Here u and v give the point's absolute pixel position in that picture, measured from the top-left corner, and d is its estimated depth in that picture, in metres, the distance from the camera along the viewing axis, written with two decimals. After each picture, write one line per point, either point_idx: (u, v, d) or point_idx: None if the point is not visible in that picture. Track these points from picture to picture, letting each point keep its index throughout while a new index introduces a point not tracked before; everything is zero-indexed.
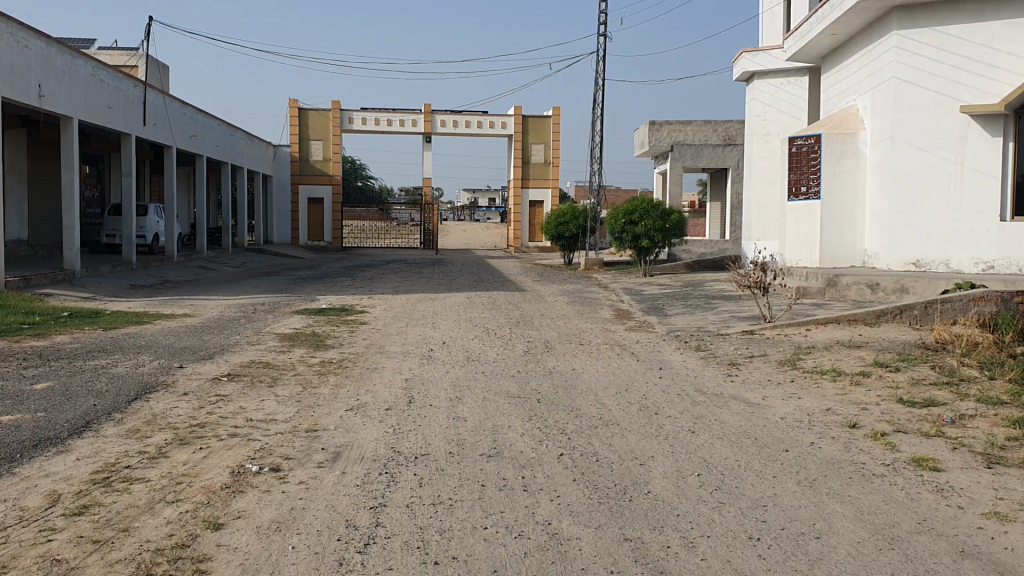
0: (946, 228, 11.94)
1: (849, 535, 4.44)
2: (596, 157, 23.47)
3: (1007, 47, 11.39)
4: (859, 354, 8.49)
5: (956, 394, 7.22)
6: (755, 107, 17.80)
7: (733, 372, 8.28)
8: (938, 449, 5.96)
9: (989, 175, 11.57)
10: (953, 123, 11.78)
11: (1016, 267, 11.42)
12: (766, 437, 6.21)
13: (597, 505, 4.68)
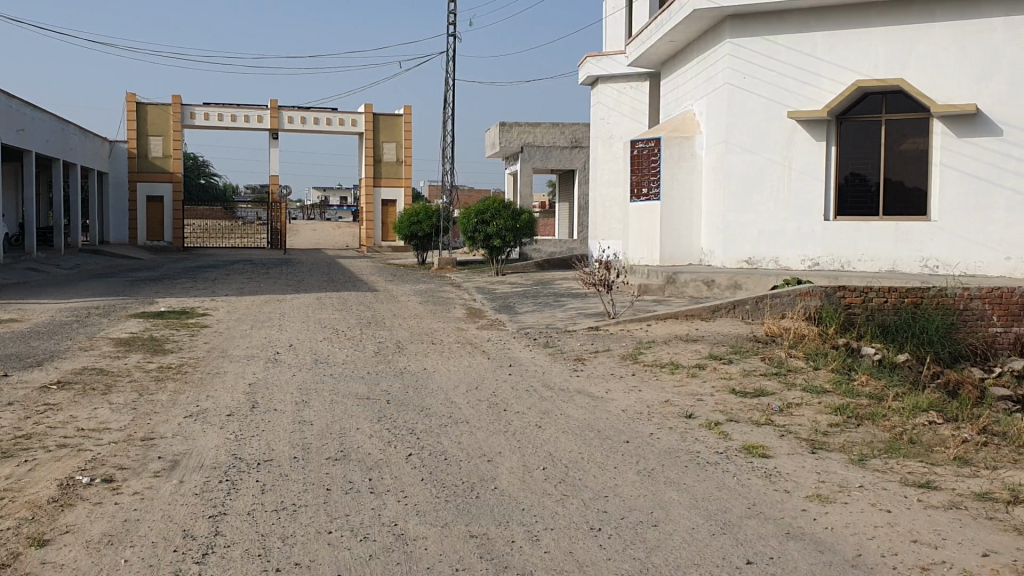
0: (776, 227, 12.61)
1: (684, 522, 4.63)
2: (446, 156, 23.51)
3: (829, 56, 12.13)
4: (696, 347, 8.87)
5: (784, 384, 7.66)
6: (599, 110, 18.25)
7: (579, 368, 8.48)
8: (767, 437, 6.31)
9: (813, 177, 12.29)
10: (781, 128, 12.44)
11: (839, 263, 12.24)
12: (609, 429, 6.40)
13: (443, 503, 4.70)
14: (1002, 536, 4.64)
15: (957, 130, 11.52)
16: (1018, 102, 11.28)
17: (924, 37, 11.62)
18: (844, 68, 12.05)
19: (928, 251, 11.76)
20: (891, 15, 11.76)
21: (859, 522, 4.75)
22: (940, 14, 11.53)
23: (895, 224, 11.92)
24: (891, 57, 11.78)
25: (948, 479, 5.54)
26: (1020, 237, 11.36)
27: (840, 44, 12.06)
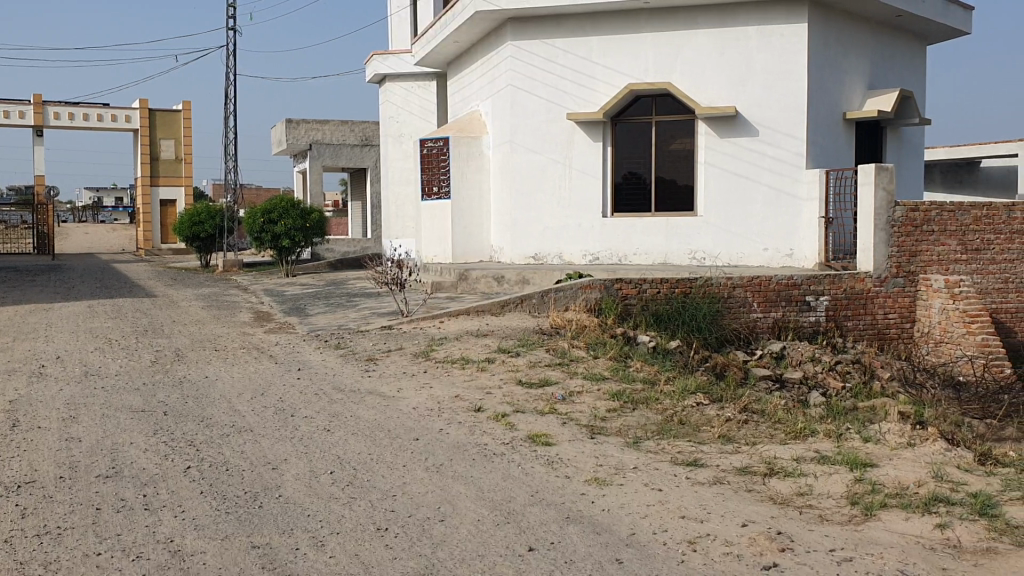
0: (559, 224, 13.05)
1: (470, 514, 4.72)
2: (229, 154, 22.70)
3: (603, 60, 12.67)
4: (485, 342, 9.05)
5: (567, 373, 7.97)
6: (388, 109, 18.20)
7: (369, 367, 8.44)
8: (551, 425, 6.53)
9: (591, 176, 12.83)
10: (561, 129, 12.90)
11: (617, 257, 12.83)
12: (399, 427, 6.42)
13: (223, 515, 4.56)
14: (759, 506, 5.05)
15: (719, 131, 12.37)
16: (772, 105, 12.23)
17: (688, 44, 12.37)
18: (618, 72, 12.64)
19: (696, 244, 12.55)
20: (659, 22, 12.45)
21: (634, 502, 5.02)
22: (702, 21, 12.32)
23: (667, 219, 12.62)
24: (659, 62, 12.47)
25: (713, 456, 5.97)
26: (776, 230, 12.32)
27: (613, 48, 12.63)
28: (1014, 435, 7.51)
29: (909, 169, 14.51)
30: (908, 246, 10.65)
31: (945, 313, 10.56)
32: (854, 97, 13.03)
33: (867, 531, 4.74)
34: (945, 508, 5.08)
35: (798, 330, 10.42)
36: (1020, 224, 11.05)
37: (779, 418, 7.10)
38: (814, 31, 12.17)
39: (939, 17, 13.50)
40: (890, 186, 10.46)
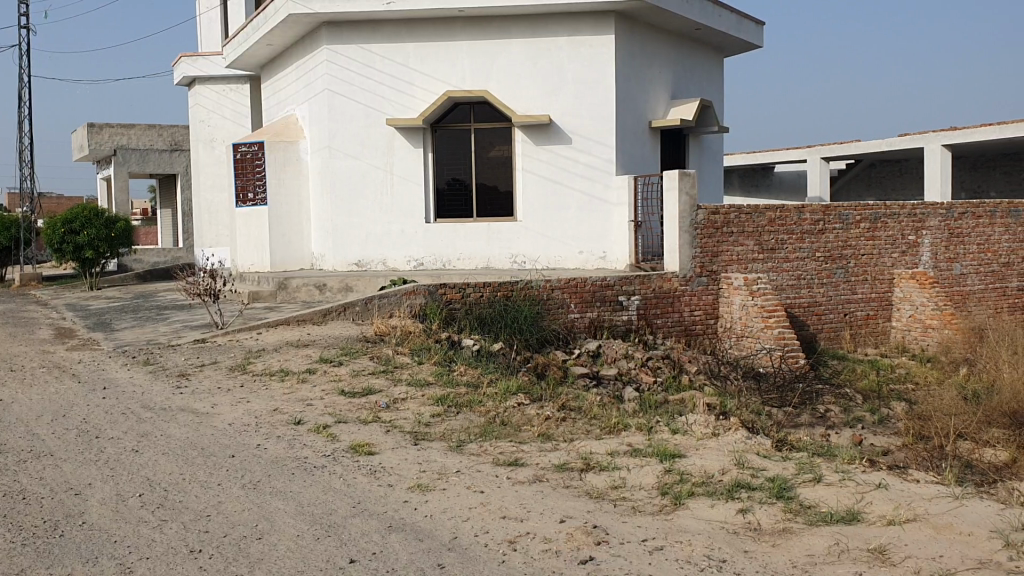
0: (381, 230, 12.97)
1: (289, 530, 4.63)
2: (24, 161, 21.20)
3: (420, 66, 12.71)
4: (306, 352, 8.87)
5: (390, 380, 7.94)
6: (198, 112, 17.52)
7: (182, 383, 8.09)
8: (373, 434, 6.49)
9: (412, 181, 12.84)
10: (379, 134, 12.82)
11: (440, 262, 12.89)
12: (213, 445, 6.20)
13: (20, 548, 4.27)
14: (576, 501, 5.22)
15: (535, 138, 12.65)
16: (584, 113, 12.64)
17: (503, 53, 12.60)
18: (435, 78, 12.71)
19: (516, 247, 12.80)
20: (474, 30, 12.60)
21: (455, 506, 5.07)
22: (516, 31, 12.56)
23: (487, 224, 12.80)
24: (475, 70, 12.63)
25: (533, 455, 6.12)
26: (591, 233, 12.75)
27: (429, 55, 12.68)
28: (808, 421, 8.10)
29: (710, 174, 15.34)
30: (710, 247, 11.26)
31: (745, 309, 11.16)
32: (659, 106, 13.67)
33: (677, 519, 4.98)
34: (746, 493, 5.41)
35: (613, 328, 10.77)
36: (809, 225, 11.90)
37: (595, 414, 7.35)
38: (622, 43, 12.67)
39: (733, 31, 14.36)
40: (692, 191, 11.02)
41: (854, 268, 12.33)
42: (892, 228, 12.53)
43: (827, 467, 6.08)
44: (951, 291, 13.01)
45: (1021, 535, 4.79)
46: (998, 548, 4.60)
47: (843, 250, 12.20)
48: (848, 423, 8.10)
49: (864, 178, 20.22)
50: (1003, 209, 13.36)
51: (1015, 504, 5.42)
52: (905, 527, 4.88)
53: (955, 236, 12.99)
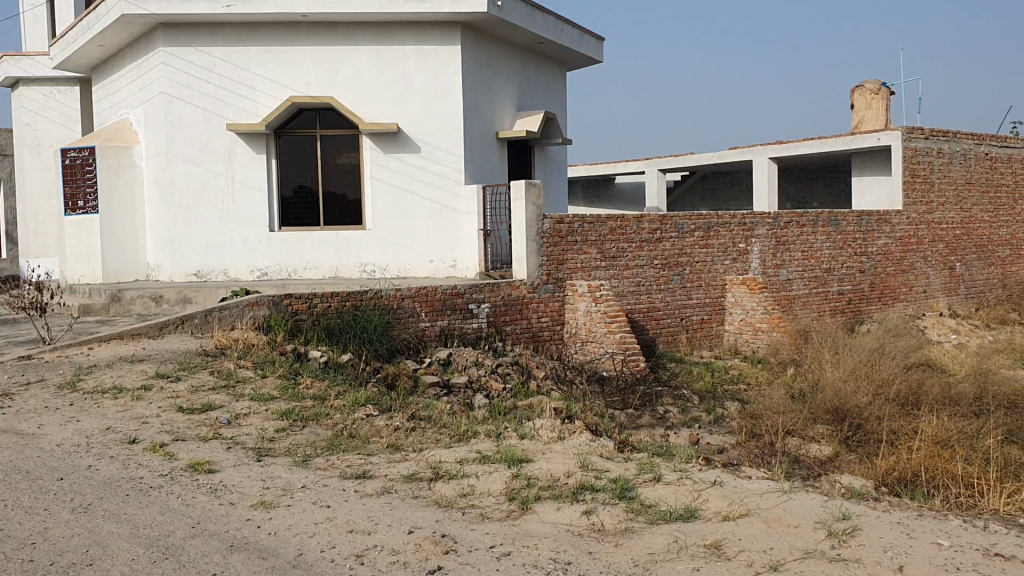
0: (222, 239, 12.56)
1: (124, 554, 4.42)
2: None
3: (263, 71, 12.40)
4: (141, 368, 8.47)
5: (232, 395, 7.68)
6: (21, 115, 16.47)
7: (4, 404, 7.57)
8: (214, 451, 6.28)
9: (255, 189, 12.52)
10: (220, 140, 12.43)
11: (285, 272, 12.60)
12: (39, 468, 5.84)
13: None
14: (424, 511, 5.20)
15: (381, 146, 12.56)
16: (431, 122, 12.66)
17: (348, 60, 12.45)
18: (277, 84, 12.43)
19: (364, 256, 12.67)
20: (318, 36, 12.40)
21: (301, 521, 4.97)
22: (361, 38, 12.45)
23: (334, 232, 12.61)
24: (320, 76, 12.43)
25: (381, 467, 6.07)
26: (439, 241, 12.78)
27: (271, 60, 12.39)
28: (649, 422, 8.36)
29: (554, 184, 15.65)
30: (555, 255, 11.48)
31: (590, 314, 11.42)
32: (505, 117, 13.85)
33: (523, 524, 5.05)
34: (590, 494, 5.55)
35: (462, 336, 10.78)
36: (647, 233, 12.33)
37: (444, 423, 7.36)
38: (467, 53, 12.77)
39: (575, 45, 14.73)
40: (538, 201, 11.21)
41: (690, 274, 12.85)
42: (724, 236, 13.14)
43: (666, 466, 6.32)
44: (778, 296, 13.74)
45: (841, 524, 5.10)
46: (822, 538, 4.88)
47: (679, 257, 12.71)
48: (687, 423, 8.40)
49: (698, 190, 21.13)
50: (824, 218, 14.23)
51: (837, 496, 5.77)
52: (738, 522, 5.12)
53: (781, 243, 13.75)
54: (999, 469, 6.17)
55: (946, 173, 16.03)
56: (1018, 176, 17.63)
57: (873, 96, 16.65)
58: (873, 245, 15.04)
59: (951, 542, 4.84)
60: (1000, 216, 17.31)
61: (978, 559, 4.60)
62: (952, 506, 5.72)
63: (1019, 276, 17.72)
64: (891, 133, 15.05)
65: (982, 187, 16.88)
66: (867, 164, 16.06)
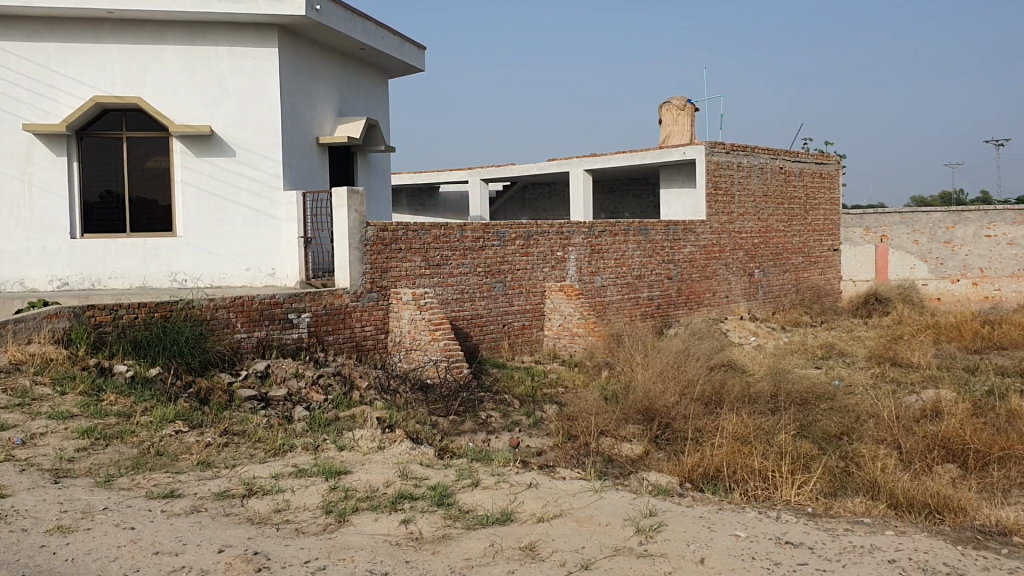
0: (18, 247, 11.74)
1: None
2: None
3: (64, 69, 11.66)
4: None
5: (27, 414, 7.18)
6: None
7: None
8: (5, 475, 5.84)
9: (56, 194, 11.78)
10: (15, 141, 11.62)
11: (89, 281, 11.92)
12: None
13: None
14: (237, 529, 5.05)
15: (194, 150, 12.10)
16: (247, 126, 12.31)
17: (157, 60, 11.90)
18: (81, 83, 11.72)
19: (176, 264, 12.16)
20: (125, 33, 11.78)
21: (101, 546, 4.71)
22: (171, 37, 11.94)
23: (143, 239, 12.04)
24: (127, 76, 11.81)
25: (191, 484, 5.84)
26: (256, 249, 12.44)
27: (73, 57, 11.66)
28: (470, 428, 8.42)
29: (377, 192, 15.53)
30: (379, 263, 11.38)
31: (414, 322, 11.37)
32: (325, 123, 13.65)
33: (339, 537, 4.99)
34: (408, 503, 5.54)
35: (281, 347, 10.39)
36: (470, 242, 12.44)
37: (259, 437, 7.16)
38: (285, 57, 12.51)
39: (395, 52, 14.71)
40: (360, 209, 11.09)
41: (511, 282, 13.06)
42: (543, 245, 13.45)
43: (484, 471, 6.41)
44: (593, 301, 14.19)
45: (649, 520, 5.32)
46: (630, 535, 5.08)
47: (501, 265, 12.90)
48: (507, 428, 8.53)
49: (519, 199, 21.49)
50: (635, 227, 14.84)
51: (644, 493, 6.02)
52: (552, 523, 5.26)
53: (596, 252, 14.22)
54: (793, 462, 6.62)
55: (746, 186, 17.08)
56: (808, 189, 18.98)
57: (680, 112, 17.50)
58: (680, 253, 15.80)
59: (747, 533, 5.14)
60: (794, 226, 18.58)
61: (771, 548, 4.91)
62: (750, 498, 6.10)
63: (811, 282, 19.09)
64: (696, 147, 15.89)
65: (777, 199, 18.07)
66: (675, 176, 16.87)
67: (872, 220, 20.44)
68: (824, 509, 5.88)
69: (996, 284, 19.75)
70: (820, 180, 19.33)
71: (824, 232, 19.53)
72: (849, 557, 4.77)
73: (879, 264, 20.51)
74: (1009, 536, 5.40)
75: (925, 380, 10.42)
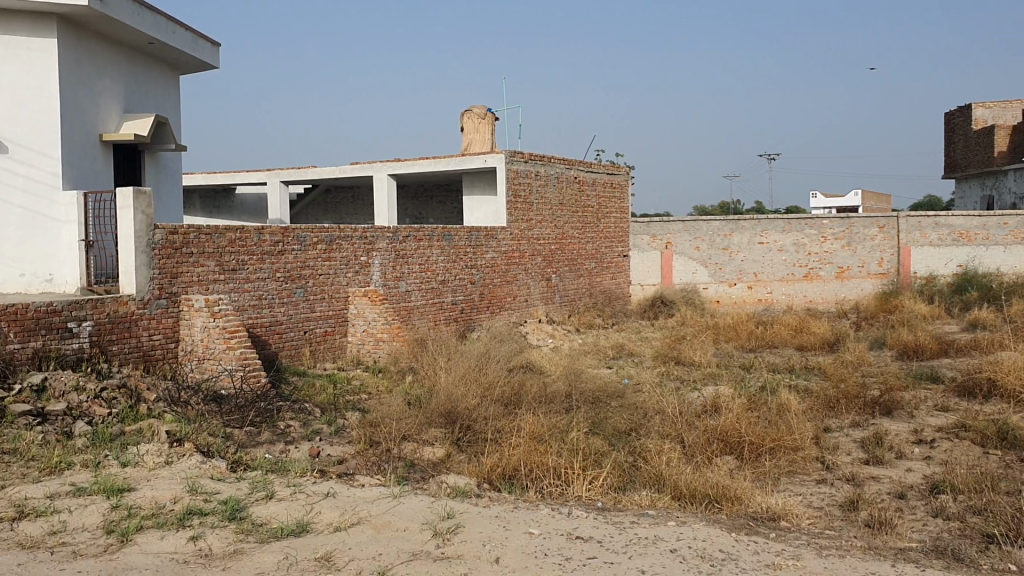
0: None
1: None
2: None
3: None
4: None
5: None
6: None
7: None
8: None
9: None
10: None
11: None
12: None
13: None
14: (6, 556, 4.68)
15: None
16: (22, 122, 11.45)
17: None
18: None
19: None
20: None
21: None
22: None
23: None
24: None
25: None
26: (33, 254, 11.57)
27: None
28: (268, 438, 8.17)
29: (167, 194, 14.84)
30: (168, 268, 10.83)
31: (207, 330, 10.86)
32: (111, 120, 12.92)
33: (122, 557, 4.72)
34: (197, 519, 5.32)
35: (61, 358, 9.50)
36: (267, 246, 12.11)
37: (34, 455, 6.67)
38: (65, 50, 11.71)
39: (188, 49, 14.12)
40: (148, 211, 10.56)
41: (311, 287, 12.81)
42: (345, 249, 13.27)
43: (279, 482, 6.26)
44: (397, 307, 14.13)
45: (446, 523, 5.37)
46: (427, 538, 5.11)
47: (301, 270, 12.62)
48: (307, 437, 8.34)
49: (321, 203, 21.12)
50: (438, 232, 14.92)
51: (443, 496, 6.08)
52: (348, 531, 5.20)
53: (400, 257, 14.19)
54: (586, 460, 6.87)
55: (543, 194, 17.56)
56: (601, 198, 19.76)
57: (481, 121, 17.78)
58: (482, 259, 16.03)
59: (540, 530, 5.29)
60: (587, 233, 19.27)
61: (563, 543, 5.07)
62: (544, 496, 6.30)
63: (603, 286, 19.88)
64: (496, 155, 16.17)
65: (573, 208, 18.70)
66: (476, 182, 17.10)
67: (658, 228, 21.20)
68: (614, 503, 6.15)
69: (767, 287, 21.45)
70: (612, 190, 20.18)
71: (615, 239, 20.39)
72: (634, 549, 5.00)
73: (664, 269, 21.28)
74: (778, 521, 5.83)
75: (706, 377, 11.09)
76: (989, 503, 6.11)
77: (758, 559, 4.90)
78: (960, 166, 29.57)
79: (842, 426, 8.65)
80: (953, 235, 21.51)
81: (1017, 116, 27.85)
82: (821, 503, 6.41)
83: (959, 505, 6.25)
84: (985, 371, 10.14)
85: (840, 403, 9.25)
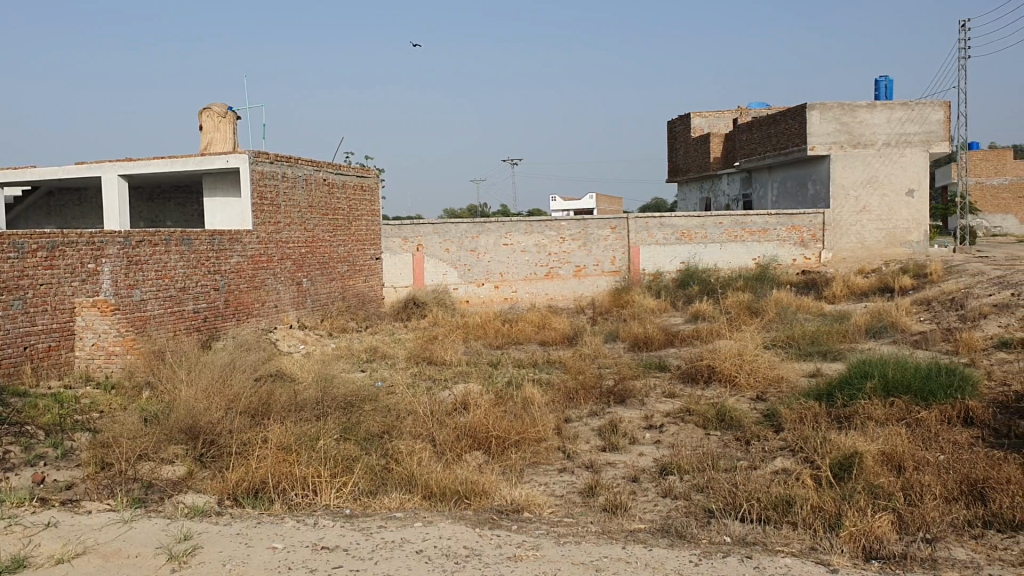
0: None
1: None
2: None
3: None
4: None
5: None
6: None
7: None
8: None
9: None
10: None
11: None
12: None
13: None
14: None
15: None
16: None
17: None
18: None
19: None
20: None
21: None
22: None
23: None
24: None
25: None
26: None
27: None
28: None
29: None
30: None
31: None
32: None
33: None
34: None
35: None
36: None
37: None
38: None
39: None
40: None
41: (32, 299, 11.76)
42: (70, 256, 12.29)
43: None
44: (131, 317, 13.23)
45: (182, 545, 5.12)
46: (161, 563, 4.84)
47: (19, 280, 11.57)
48: (29, 462, 7.64)
49: (43, 206, 19.41)
50: (176, 237, 14.19)
51: (179, 517, 5.79)
52: (72, 563, 4.83)
53: (133, 263, 13.32)
54: (336, 466, 6.79)
55: (290, 196, 17.15)
56: (351, 200, 19.55)
57: (221, 119, 17.09)
58: (226, 264, 15.41)
59: (284, 544, 5.17)
60: (337, 236, 19.02)
61: (307, 555, 4.98)
62: (290, 508, 6.16)
63: (355, 289, 19.69)
64: (239, 156, 15.63)
65: (322, 211, 18.38)
66: (218, 184, 16.45)
67: (409, 230, 21.29)
68: (361, 509, 6.12)
69: (512, 287, 22.20)
70: (361, 193, 20.01)
71: (366, 241, 20.23)
72: (379, 554, 5.00)
73: (415, 270, 21.45)
74: (520, 512, 6.05)
75: (456, 375, 11.29)
76: (709, 481, 6.65)
77: (500, 552, 5.05)
78: (681, 169, 31.92)
79: (581, 416, 9.10)
80: (676, 234, 23.18)
81: (728, 124, 30.53)
82: (562, 491, 6.71)
83: (684, 485, 6.75)
84: (705, 359, 11.03)
85: (579, 394, 9.75)
